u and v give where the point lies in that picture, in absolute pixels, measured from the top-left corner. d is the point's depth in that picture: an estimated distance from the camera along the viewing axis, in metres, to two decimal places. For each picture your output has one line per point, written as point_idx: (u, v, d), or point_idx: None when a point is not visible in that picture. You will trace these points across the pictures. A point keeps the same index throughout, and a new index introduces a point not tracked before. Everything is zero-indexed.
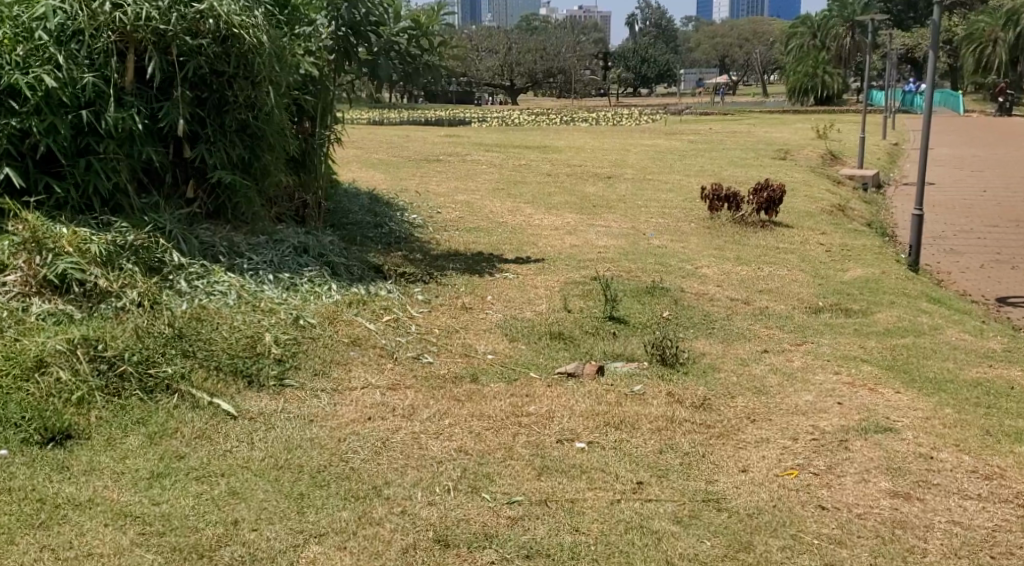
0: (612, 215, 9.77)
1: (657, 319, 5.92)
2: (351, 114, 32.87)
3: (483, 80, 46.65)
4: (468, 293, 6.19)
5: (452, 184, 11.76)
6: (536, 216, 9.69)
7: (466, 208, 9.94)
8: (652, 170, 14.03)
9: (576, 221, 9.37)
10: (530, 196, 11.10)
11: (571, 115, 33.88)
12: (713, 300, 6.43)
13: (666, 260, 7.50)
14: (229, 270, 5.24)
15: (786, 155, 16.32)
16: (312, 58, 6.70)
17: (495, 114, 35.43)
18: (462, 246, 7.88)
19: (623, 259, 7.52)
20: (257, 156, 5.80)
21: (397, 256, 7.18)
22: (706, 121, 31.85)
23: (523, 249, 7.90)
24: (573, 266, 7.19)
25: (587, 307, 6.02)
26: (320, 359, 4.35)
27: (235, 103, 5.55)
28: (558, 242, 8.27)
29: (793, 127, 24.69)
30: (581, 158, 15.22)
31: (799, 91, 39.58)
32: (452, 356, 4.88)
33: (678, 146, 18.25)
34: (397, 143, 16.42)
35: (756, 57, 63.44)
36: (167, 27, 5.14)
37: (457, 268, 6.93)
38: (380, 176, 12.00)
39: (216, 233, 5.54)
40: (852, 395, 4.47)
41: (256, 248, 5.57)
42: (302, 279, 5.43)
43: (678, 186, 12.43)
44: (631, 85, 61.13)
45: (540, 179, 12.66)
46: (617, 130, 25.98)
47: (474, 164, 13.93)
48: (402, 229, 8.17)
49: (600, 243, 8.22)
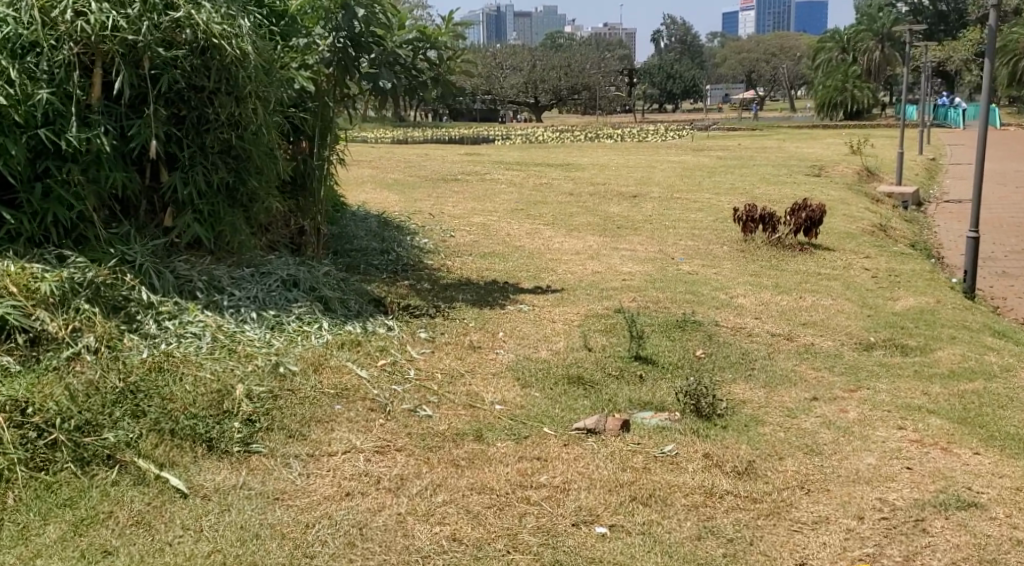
0: (637, 238, 9.13)
1: (689, 360, 5.28)
2: (372, 133, 32.50)
3: (508, 98, 46.23)
4: (478, 329, 5.58)
5: (469, 204, 11.17)
6: (556, 239, 9.08)
7: (481, 231, 9.36)
8: (679, 188, 13.38)
9: (599, 244, 8.75)
10: (551, 217, 10.50)
11: (596, 132, 33.31)
12: (751, 335, 5.77)
13: (698, 289, 6.85)
14: (206, 308, 4.67)
15: (820, 172, 15.61)
16: (308, 73, 6.17)
17: (518, 131, 34.91)
18: (475, 274, 7.29)
19: (650, 288, 6.89)
20: (242, 180, 5.23)
21: (403, 287, 6.59)
22: (735, 136, 31.13)
23: (541, 277, 7.29)
24: (595, 297, 6.56)
25: (610, 345, 5.39)
26: (297, 416, 3.75)
27: (216, 122, 4.99)
28: (578, 268, 7.65)
29: (825, 143, 23.97)
30: (605, 176, 14.61)
31: (828, 106, 38.78)
32: (454, 407, 4.26)
33: (706, 162, 17.59)
34: (414, 162, 15.89)
35: (783, 72, 62.58)
36: (137, 37, 4.58)
37: (468, 300, 6.33)
38: (393, 197, 11.45)
39: (195, 266, 4.98)
40: (923, 456, 3.81)
41: (240, 282, 5.00)
42: (290, 317, 4.85)
43: (707, 205, 11.77)
44: (656, 100, 60.51)
45: (561, 198, 12.06)
46: (642, 145, 25.38)
47: (493, 183, 13.34)
48: (410, 256, 7.59)
49: (624, 270, 7.59)
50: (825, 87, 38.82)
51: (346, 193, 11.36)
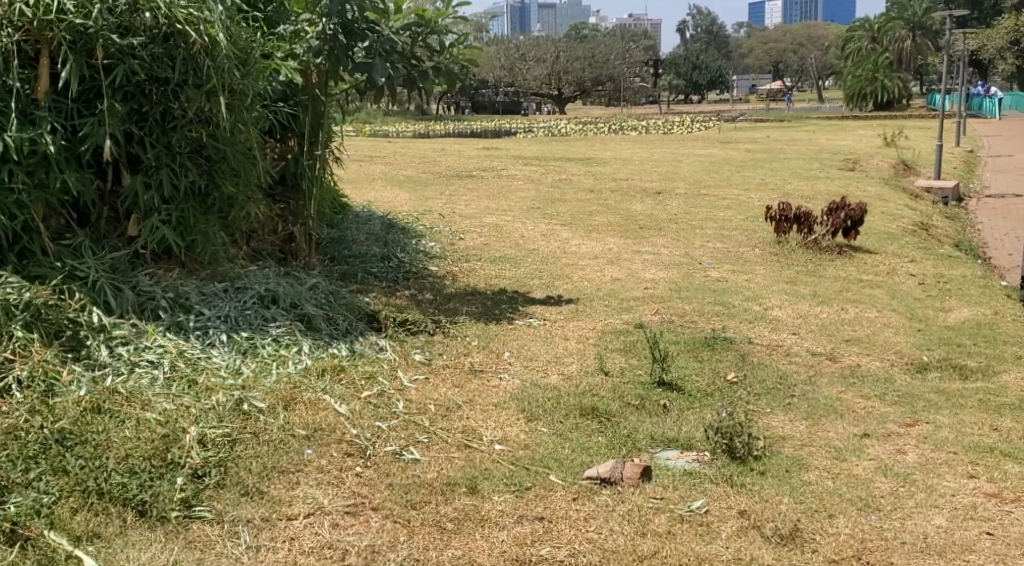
0: (661, 240, 8.51)
1: (719, 387, 4.67)
2: (393, 127, 32.05)
3: (530, 90, 45.56)
4: (481, 349, 4.99)
5: (483, 203, 10.60)
6: (573, 241, 8.47)
7: (493, 232, 8.77)
8: (706, 184, 12.72)
9: (619, 247, 8.13)
10: (569, 217, 9.89)
11: (620, 124, 32.56)
12: (789, 356, 5.14)
13: (728, 300, 6.23)
14: (169, 330, 4.12)
15: (855, 166, 14.87)
16: (297, 62, 5.61)
17: (540, 124, 34.26)
18: (483, 283, 6.70)
19: (675, 298, 6.27)
20: (216, 184, 4.67)
21: (402, 299, 6.01)
22: (763, 127, 30.35)
23: (555, 286, 6.69)
24: (614, 309, 5.95)
25: (629, 368, 4.79)
26: (257, 466, 3.19)
27: (183, 118, 4.43)
28: (596, 275, 7.04)
29: (858, 135, 23.12)
30: (628, 172, 13.97)
31: (857, 97, 37.82)
32: (446, 449, 3.67)
33: (733, 156, 16.92)
34: (430, 157, 15.35)
35: (811, 62, 61.43)
36: (87, 21, 4.04)
37: (473, 314, 5.76)
38: (405, 196, 10.90)
39: (159, 281, 4.43)
40: (1004, 518, 3.24)
41: (210, 299, 4.44)
42: (266, 339, 4.27)
43: (735, 203, 11.12)
44: (682, 91, 59.53)
45: (581, 196, 11.45)
46: (667, 138, 24.65)
47: (509, 179, 12.75)
48: (414, 262, 7.02)
49: (647, 276, 6.98)
50: (855, 77, 37.86)
51: (354, 191, 10.81)
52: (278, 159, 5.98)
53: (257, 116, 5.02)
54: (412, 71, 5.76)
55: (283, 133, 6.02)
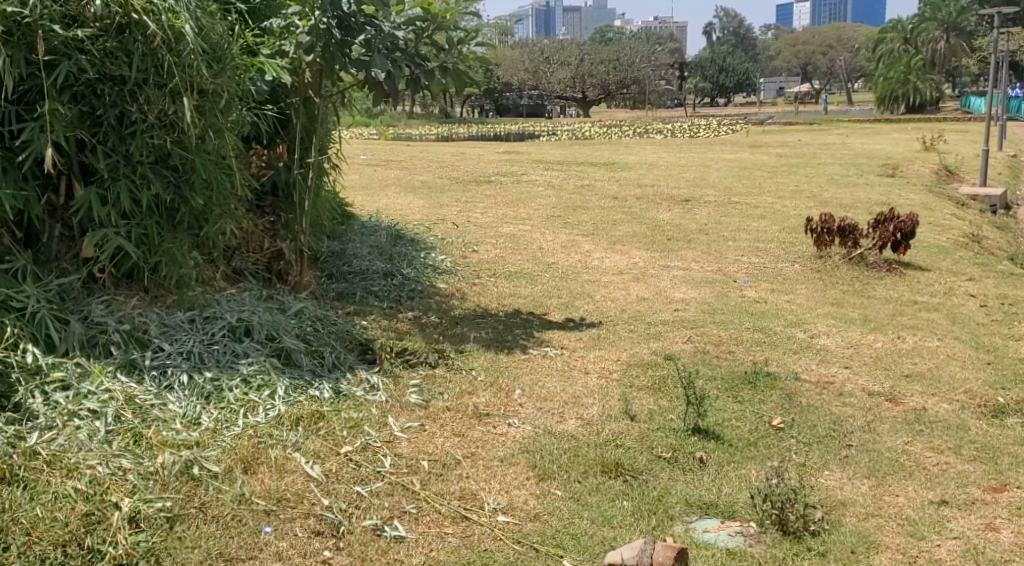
0: (691, 253, 7.85)
1: (764, 435, 4.00)
2: (414, 130, 31.54)
3: (554, 92, 44.92)
4: (488, 387, 4.35)
5: (500, 211, 9.98)
6: (595, 254, 7.82)
7: (510, 244, 8.14)
8: (737, 191, 12.02)
9: (645, 262, 7.48)
10: (591, 227, 9.24)
11: (645, 127, 31.86)
12: (843, 395, 4.46)
13: (769, 326, 5.55)
14: (119, 371, 3.52)
15: (895, 172, 14.11)
16: (284, 61, 5.06)
17: (564, 126, 33.60)
18: (495, 303, 6.07)
19: (708, 324, 5.61)
20: (185, 198, 4.07)
21: (403, 324, 5.40)
22: (792, 130, 29.52)
23: (575, 307, 6.05)
24: (640, 336, 5.30)
25: (659, 412, 4.13)
26: (196, 557, 2.63)
27: (144, 122, 3.83)
28: (620, 294, 6.39)
29: (893, 138, 22.30)
30: (655, 177, 13.30)
31: (888, 98, 36.83)
32: (438, 521, 3.06)
33: (765, 161, 16.18)
34: (448, 162, 14.76)
35: (840, 64, 60.23)
36: (23, 11, 3.53)
37: (482, 340, 5.14)
38: (417, 203, 10.31)
39: (115, 310, 3.84)
40: None
41: (172, 332, 3.84)
42: (234, 380, 3.68)
43: (770, 211, 10.42)
44: (708, 94, 58.64)
45: (604, 203, 10.79)
46: (693, 141, 23.95)
47: (529, 185, 12.13)
48: (420, 279, 6.41)
49: (678, 297, 6.31)
50: (885, 79, 36.89)
51: (364, 199, 10.24)
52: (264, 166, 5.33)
53: (237, 120, 4.43)
54: (416, 69, 5.15)
55: (272, 138, 5.41)
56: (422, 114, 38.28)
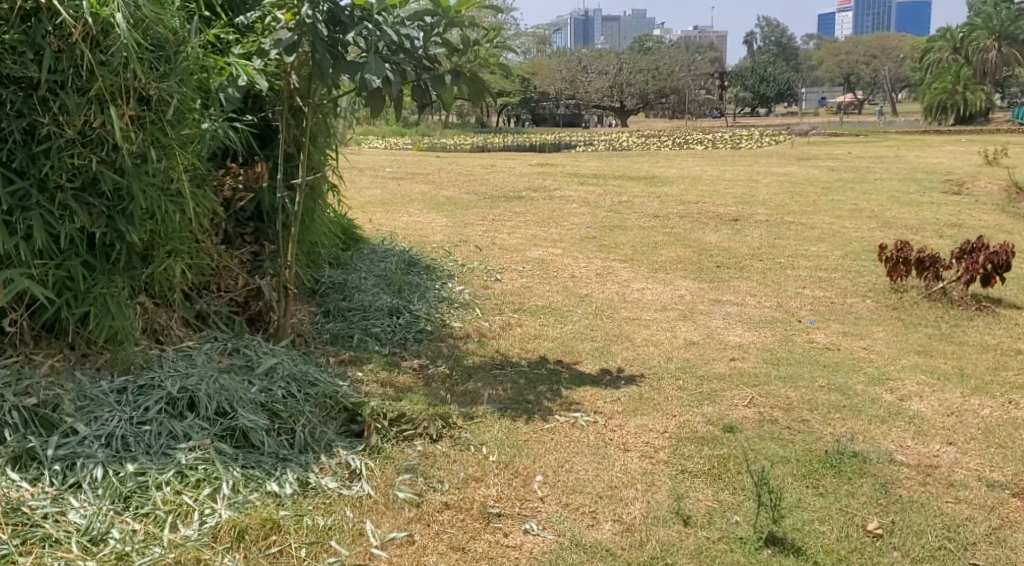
0: (744, 285, 6.89)
1: (857, 546, 3.06)
2: (447, 140, 30.91)
3: (591, 102, 44.04)
4: (502, 469, 3.45)
5: (530, 231, 9.09)
6: (635, 285, 6.90)
7: (538, 270, 7.25)
8: (789, 209, 11.03)
9: (692, 295, 6.54)
10: (630, 251, 8.33)
11: (683, 138, 30.86)
12: (955, 486, 3.49)
13: (845, 384, 4.59)
14: (10, 469, 2.72)
15: (961, 189, 12.97)
16: (260, 63, 4.23)
17: (600, 136, 32.68)
18: (518, 347, 5.19)
19: (773, 380, 4.66)
20: (119, 232, 3.23)
21: (406, 377, 4.54)
22: (837, 143, 28.33)
23: (611, 354, 5.13)
24: (690, 397, 4.39)
25: (721, 512, 3.21)
26: None
27: (60, 136, 3.03)
28: (664, 338, 5.46)
29: (949, 152, 21.07)
30: (699, 193, 12.34)
31: (936, 109, 35.41)
32: None
33: (817, 175, 15.13)
34: (478, 175, 13.94)
35: (885, 73, 58.63)
36: None
37: (498, 399, 4.25)
38: (440, 221, 9.47)
39: (21, 378, 2.99)
40: None
41: (92, 408, 2.98)
42: (165, 475, 2.82)
43: (829, 234, 9.42)
44: (749, 104, 57.42)
45: (644, 223, 9.87)
46: (737, 154, 22.97)
47: (563, 201, 11.25)
48: (433, 316, 5.55)
49: (734, 343, 5.37)
50: (933, 89, 35.46)
51: (383, 217, 9.43)
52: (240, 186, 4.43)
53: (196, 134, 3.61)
54: (424, 72, 4.32)
55: (251, 154, 4.58)
56: (456, 125, 37.68)
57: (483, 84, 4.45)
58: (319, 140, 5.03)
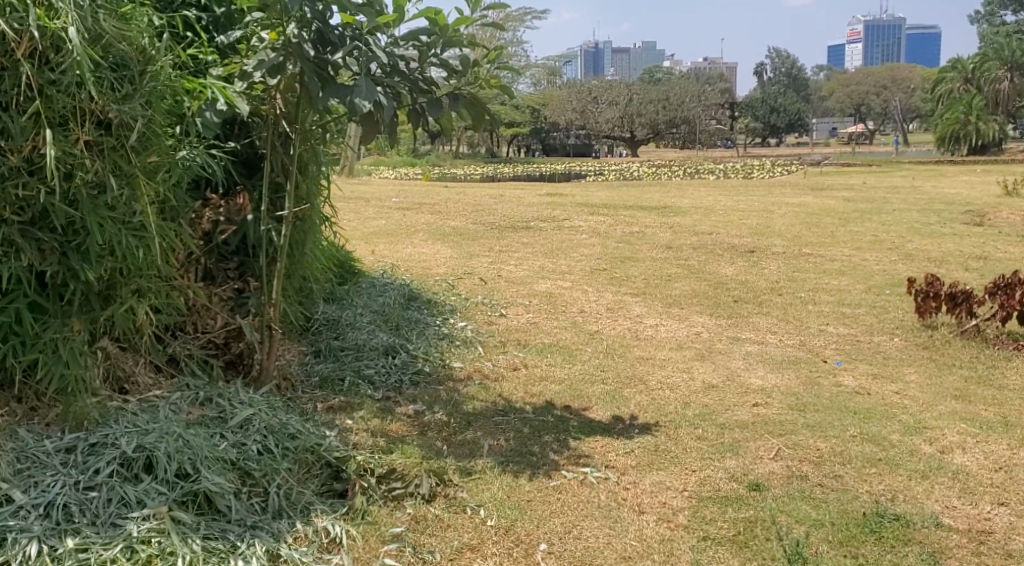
0: (764, 322, 6.51)
1: None
2: (455, 169, 30.68)
3: (601, 132, 43.87)
4: (501, 536, 3.09)
5: (538, 263, 8.75)
6: (648, 320, 6.53)
7: (545, 305, 6.89)
8: (806, 241, 10.65)
9: (709, 333, 6.17)
10: (642, 284, 7.97)
11: (693, 168, 30.55)
12: (1013, 558, 3.10)
13: (880, 433, 4.20)
14: None
15: (983, 220, 12.58)
16: (242, 86, 3.90)
17: (609, 166, 32.39)
18: (523, 389, 4.82)
19: (800, 429, 4.27)
20: (73, 270, 2.92)
21: (400, 425, 4.18)
22: (850, 173, 27.95)
23: (623, 398, 4.75)
24: (710, 448, 4.01)
25: None
26: None
27: (4, 165, 2.72)
28: (679, 381, 5.08)
29: (966, 182, 20.69)
30: (712, 223, 11.99)
31: (949, 139, 35.06)
32: None
33: (833, 206, 14.72)
34: (486, 205, 13.61)
35: (896, 103, 58.40)
36: None
37: (500, 449, 3.89)
38: (445, 252, 9.14)
39: None
40: None
41: (34, 471, 2.67)
42: (110, 551, 2.49)
43: (849, 266, 9.04)
44: (759, 134, 57.21)
45: (656, 254, 9.51)
46: (749, 183, 22.63)
47: (572, 231, 10.91)
48: (433, 355, 5.20)
49: (756, 387, 4.98)
50: (945, 119, 35.08)
51: (385, 248, 9.11)
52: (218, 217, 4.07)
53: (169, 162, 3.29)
54: (421, 96, 4.05)
55: (229, 184, 4.25)
56: (465, 155, 37.52)
57: (483, 110, 4.14)
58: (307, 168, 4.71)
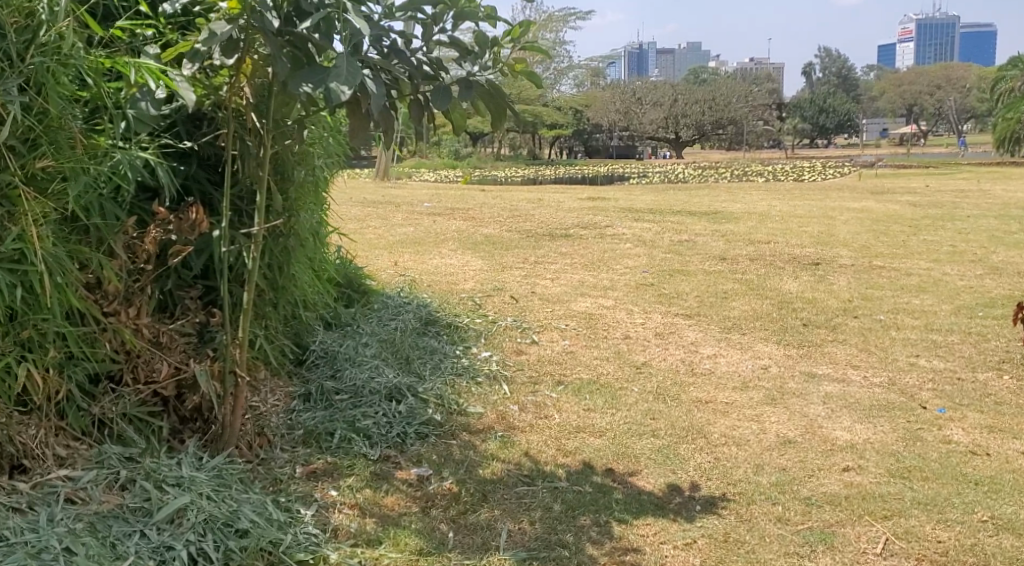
0: (841, 354, 5.54)
1: None
2: (495, 171, 29.88)
3: (645, 133, 42.81)
4: None
5: (577, 277, 7.84)
6: (704, 350, 5.60)
7: (584, 329, 5.99)
8: (876, 252, 9.60)
9: (777, 367, 5.23)
10: (695, 302, 7.03)
11: (740, 169, 29.41)
12: None
13: (1016, 517, 3.26)
14: None
15: None
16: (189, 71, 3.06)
17: (652, 168, 31.37)
18: (556, 442, 3.94)
19: (909, 509, 3.34)
20: None
21: (399, 498, 3.32)
22: (906, 175, 26.64)
23: (680, 459, 3.84)
24: (795, 538, 3.12)
25: None
26: None
27: None
28: (748, 434, 4.15)
29: None
30: (770, 231, 11.00)
31: (1009, 140, 33.46)
32: None
33: (898, 212, 13.58)
34: (522, 210, 12.74)
35: (951, 104, 56.51)
36: None
37: (522, 539, 3.04)
38: (476, 264, 8.29)
39: None
40: None
41: None
42: None
43: (931, 282, 8.01)
44: (809, 134, 55.69)
45: (709, 266, 8.55)
46: (802, 186, 21.51)
47: (615, 240, 10.00)
48: (449, 396, 4.33)
49: (844, 443, 4.03)
50: (1006, 119, 33.49)
51: (410, 260, 8.29)
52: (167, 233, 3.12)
53: (79, 172, 2.67)
54: (425, 84, 3.18)
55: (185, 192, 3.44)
56: (506, 157, 36.71)
57: (493, 105, 3.24)
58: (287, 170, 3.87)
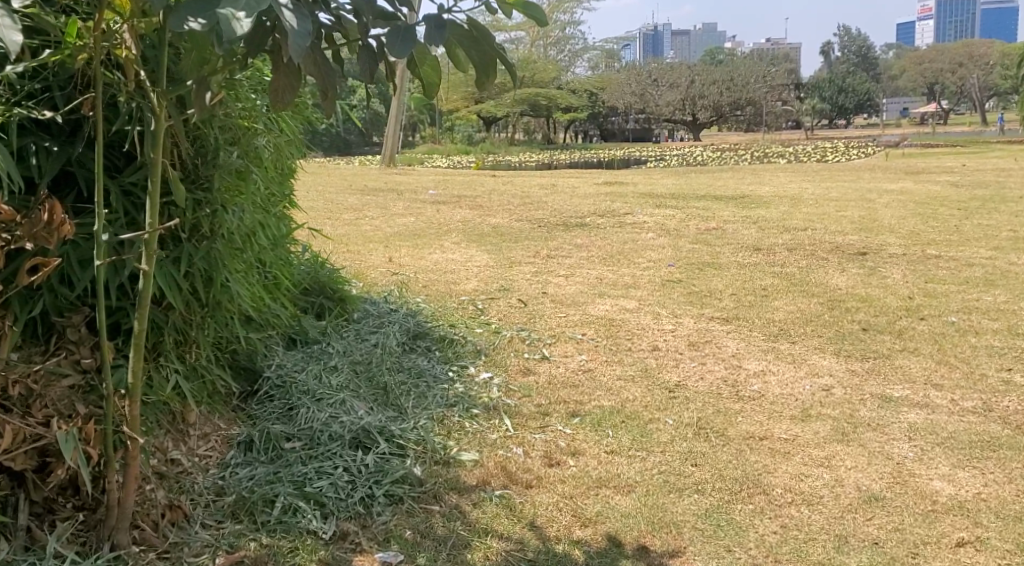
0: (917, 368, 4.56)
1: None
2: (506, 156, 28.92)
3: (662, 115, 41.71)
4: None
5: (594, 273, 6.89)
6: (749, 364, 4.64)
7: (604, 339, 5.02)
8: (927, 239, 8.58)
9: (842, 388, 4.27)
10: (731, 302, 6.07)
11: (762, 150, 28.34)
12: None
13: None
14: None
15: None
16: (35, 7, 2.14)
17: (670, 151, 30.39)
18: (571, 504, 3.01)
19: None
20: None
21: None
22: (938, 154, 25.54)
23: (736, 528, 2.90)
24: None
25: None
26: None
27: None
28: (820, 489, 3.19)
29: None
30: (806, 216, 10.01)
31: None
32: None
33: (941, 193, 12.50)
34: (533, 197, 11.76)
35: (976, 81, 55.02)
36: None
37: None
38: (479, 258, 7.36)
39: None
40: None
41: None
42: None
43: (999, 274, 7.01)
44: (830, 115, 54.35)
45: (743, 258, 7.58)
46: (829, 167, 20.44)
47: (636, 228, 9.04)
48: (436, 438, 3.39)
49: (949, 502, 3.09)
50: None
51: (405, 255, 7.36)
52: (17, 241, 2.19)
53: None
54: (378, 24, 2.24)
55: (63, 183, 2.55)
56: (520, 141, 35.75)
57: (481, 54, 2.27)
58: (213, 152, 2.95)
